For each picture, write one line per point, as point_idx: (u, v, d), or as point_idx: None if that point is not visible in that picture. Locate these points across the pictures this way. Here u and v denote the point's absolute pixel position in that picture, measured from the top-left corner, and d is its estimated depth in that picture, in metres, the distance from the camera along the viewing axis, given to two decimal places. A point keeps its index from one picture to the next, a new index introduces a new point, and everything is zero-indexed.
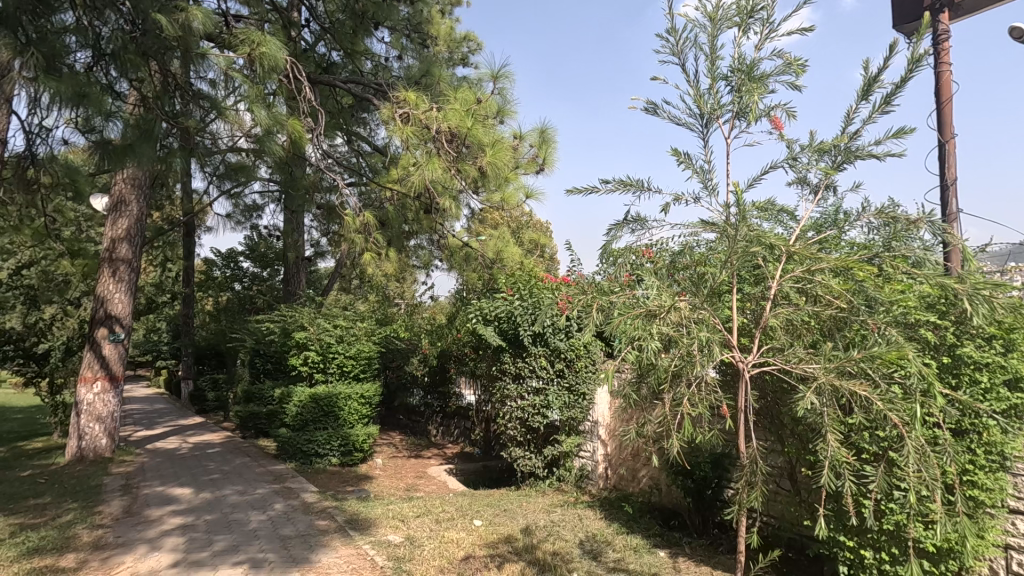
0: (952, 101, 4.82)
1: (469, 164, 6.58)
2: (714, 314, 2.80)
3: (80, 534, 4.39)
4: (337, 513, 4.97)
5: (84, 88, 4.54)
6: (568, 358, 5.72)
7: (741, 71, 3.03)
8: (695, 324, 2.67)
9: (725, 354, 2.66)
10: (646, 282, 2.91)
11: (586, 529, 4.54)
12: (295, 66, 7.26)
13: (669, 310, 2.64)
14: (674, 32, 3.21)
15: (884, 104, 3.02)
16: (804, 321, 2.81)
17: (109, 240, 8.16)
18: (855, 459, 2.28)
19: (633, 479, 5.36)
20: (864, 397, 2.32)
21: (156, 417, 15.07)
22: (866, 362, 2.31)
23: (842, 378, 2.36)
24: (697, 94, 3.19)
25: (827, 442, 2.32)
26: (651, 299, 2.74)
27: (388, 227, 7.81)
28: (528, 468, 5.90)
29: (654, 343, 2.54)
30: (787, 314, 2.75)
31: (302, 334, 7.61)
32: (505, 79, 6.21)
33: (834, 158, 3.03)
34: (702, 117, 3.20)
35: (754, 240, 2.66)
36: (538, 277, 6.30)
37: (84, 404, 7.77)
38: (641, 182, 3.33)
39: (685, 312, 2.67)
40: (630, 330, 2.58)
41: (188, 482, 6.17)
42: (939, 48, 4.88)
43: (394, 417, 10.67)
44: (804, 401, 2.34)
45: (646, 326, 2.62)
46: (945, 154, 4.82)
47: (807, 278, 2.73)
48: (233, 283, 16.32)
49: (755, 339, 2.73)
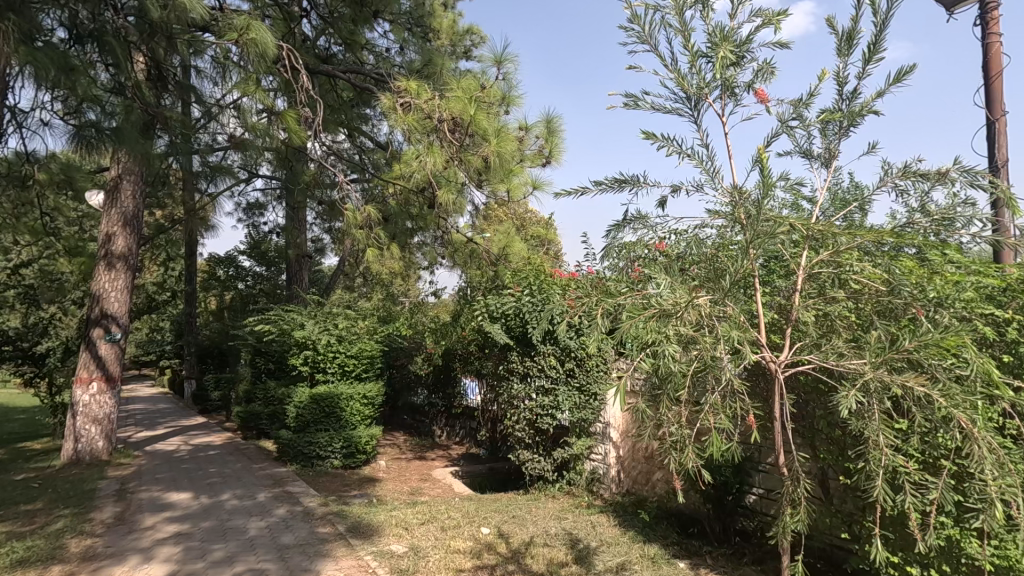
0: (1002, 75, 4.48)
1: (473, 155, 6.35)
2: (740, 309, 2.53)
3: (69, 544, 4.17)
4: (339, 519, 4.75)
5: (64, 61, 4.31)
6: (578, 357, 5.46)
7: (722, 42, 2.65)
8: (710, 323, 2.40)
9: (754, 355, 2.39)
10: (656, 278, 2.63)
11: (600, 537, 4.30)
12: (290, 55, 6.98)
13: (685, 308, 2.36)
14: (637, 18, 2.86)
15: (873, 55, 2.75)
16: (840, 313, 2.50)
17: (104, 234, 7.93)
18: (914, 469, 1.99)
19: (648, 483, 5.11)
20: (923, 394, 2.01)
21: (159, 417, 14.95)
22: (920, 352, 2.00)
23: (892, 373, 2.06)
24: (678, 75, 2.78)
25: (878, 450, 2.03)
26: (663, 297, 2.46)
27: (391, 222, 7.58)
28: (537, 471, 5.68)
29: (671, 347, 2.26)
30: (822, 305, 2.45)
31: (301, 335, 7.37)
32: (509, 64, 5.95)
33: (841, 124, 2.73)
34: (690, 100, 2.79)
35: (776, 222, 2.38)
36: (547, 272, 6.07)
37: (80, 406, 7.57)
38: (637, 178, 2.95)
39: (704, 309, 2.39)
40: (643, 333, 2.28)
41: (186, 487, 5.96)
42: (987, 18, 4.54)
43: (399, 416, 10.55)
44: (848, 400, 2.05)
45: (661, 328, 2.32)
46: (995, 133, 4.46)
47: (841, 263, 2.43)
48: (237, 282, 16.13)
49: (785, 335, 2.44)
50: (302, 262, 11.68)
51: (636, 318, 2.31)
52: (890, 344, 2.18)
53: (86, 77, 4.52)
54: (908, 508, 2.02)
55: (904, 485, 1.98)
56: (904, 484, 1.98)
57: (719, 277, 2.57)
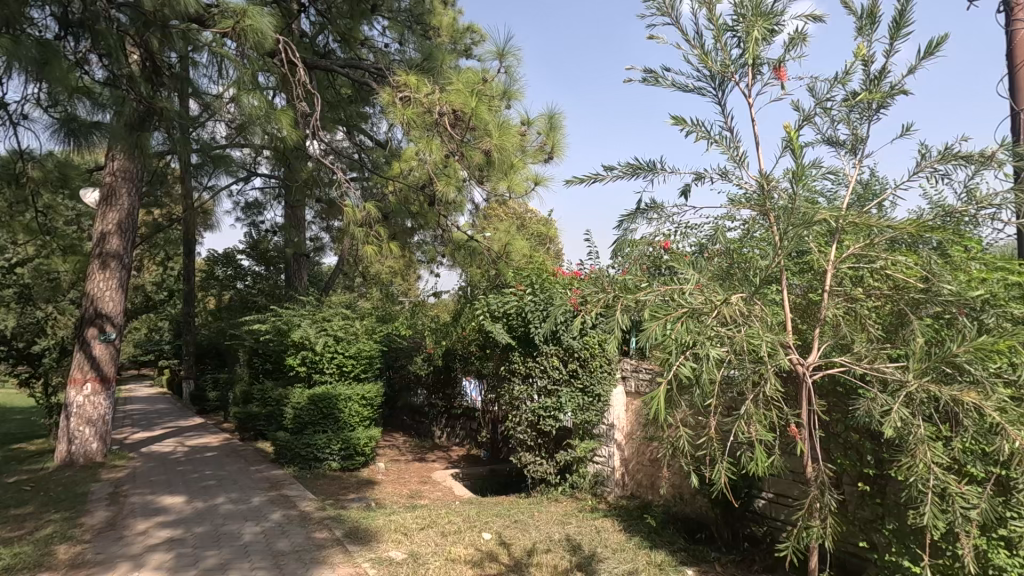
0: None
1: (474, 150, 6.22)
2: (767, 308, 2.40)
3: (57, 550, 4.04)
4: (336, 524, 4.62)
5: (40, 54, 4.25)
6: (582, 357, 5.32)
7: (747, 17, 2.67)
8: (743, 325, 2.28)
9: (785, 357, 2.26)
10: (682, 275, 2.54)
11: (605, 543, 4.18)
12: (287, 48, 6.81)
13: (720, 308, 2.26)
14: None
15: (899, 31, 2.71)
16: (868, 311, 2.38)
17: (99, 233, 7.80)
18: (966, 488, 1.89)
19: (653, 487, 5.00)
20: (971, 404, 1.90)
21: (156, 418, 14.81)
22: (968, 361, 1.88)
23: (937, 382, 1.94)
24: (702, 52, 2.84)
25: (924, 466, 1.92)
26: (690, 294, 2.36)
27: (390, 220, 7.45)
28: (539, 474, 5.55)
29: (715, 350, 2.14)
30: (851, 304, 2.33)
31: (299, 335, 7.24)
32: (511, 57, 5.82)
33: (869, 108, 2.66)
34: (714, 78, 2.85)
35: (810, 217, 2.24)
36: (549, 270, 5.94)
37: (74, 408, 7.43)
38: (652, 165, 3.08)
39: (738, 307, 2.31)
40: (682, 335, 2.15)
41: (180, 490, 5.83)
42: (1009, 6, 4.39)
43: (399, 417, 10.41)
44: (894, 414, 1.92)
45: (698, 329, 2.20)
46: None
47: (871, 258, 2.31)
48: (236, 282, 15.98)
49: (814, 335, 2.30)
50: (301, 261, 11.55)
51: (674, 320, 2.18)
52: (930, 347, 2.06)
53: (67, 71, 4.45)
54: (954, 524, 1.94)
55: (954, 505, 1.88)
56: (955, 504, 1.88)
57: (746, 274, 2.44)
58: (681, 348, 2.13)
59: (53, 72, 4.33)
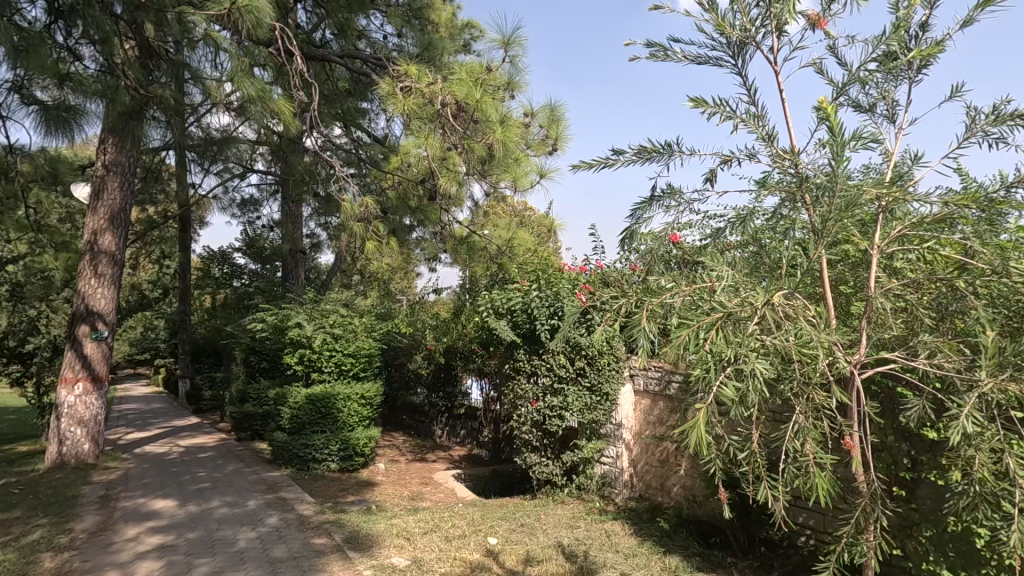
0: None
1: (477, 142, 6.05)
2: (807, 303, 2.29)
3: (43, 558, 3.87)
4: (335, 529, 4.44)
5: (21, 37, 4.06)
6: (589, 355, 5.13)
7: None
8: (786, 329, 2.15)
9: (832, 359, 2.13)
10: (715, 270, 2.47)
11: (616, 548, 4.01)
12: (284, 37, 6.51)
13: (762, 311, 2.16)
14: None
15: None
16: (920, 300, 2.27)
17: (90, 229, 7.57)
18: None
19: (663, 489, 4.85)
20: None
21: (150, 418, 14.57)
22: None
23: (1013, 381, 1.83)
24: (718, 18, 2.71)
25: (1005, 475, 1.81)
26: (723, 295, 2.28)
27: (389, 216, 7.28)
28: (545, 475, 5.38)
29: (760, 365, 2.00)
30: (906, 292, 2.23)
31: (296, 333, 7.05)
32: (517, 46, 5.64)
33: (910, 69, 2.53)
34: (732, 45, 2.75)
35: (849, 201, 2.06)
36: (554, 265, 5.77)
37: (65, 408, 7.22)
38: (670, 148, 2.91)
39: (776, 302, 2.18)
40: (721, 350, 2.05)
41: (173, 493, 5.65)
42: None
43: (398, 416, 10.23)
44: (968, 421, 1.82)
45: (735, 343, 2.09)
46: None
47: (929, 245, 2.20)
48: (232, 280, 15.77)
49: (863, 328, 2.20)
50: (298, 258, 11.35)
51: (712, 332, 2.09)
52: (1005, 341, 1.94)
53: (50, 56, 4.24)
54: None
55: None
56: None
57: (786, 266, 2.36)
58: (720, 365, 2.03)
59: (35, 58, 4.13)
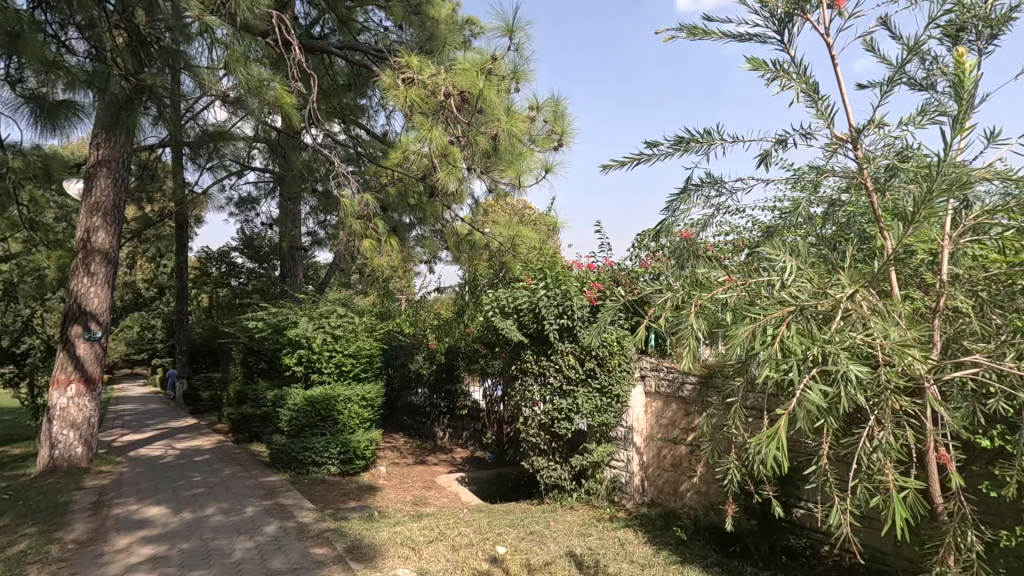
0: None
1: (481, 135, 5.84)
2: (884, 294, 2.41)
3: (28, 571, 3.67)
4: (336, 538, 4.26)
5: (8, 21, 3.86)
6: (599, 356, 4.95)
7: None
8: (862, 323, 2.25)
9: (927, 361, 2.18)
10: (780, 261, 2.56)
11: (632, 558, 3.84)
12: (281, 27, 6.30)
13: (844, 307, 2.27)
14: None
15: None
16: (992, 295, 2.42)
17: (83, 227, 7.36)
18: None
19: (676, 494, 4.71)
20: None
21: (144, 418, 14.36)
22: None
23: None
24: None
25: None
26: (798, 288, 2.37)
27: (390, 213, 7.11)
28: (553, 480, 5.19)
29: (852, 367, 2.09)
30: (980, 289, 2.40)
31: (295, 332, 6.88)
32: (521, 34, 5.45)
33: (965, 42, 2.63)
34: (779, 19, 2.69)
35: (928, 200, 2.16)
36: (561, 263, 5.58)
37: (58, 410, 7.03)
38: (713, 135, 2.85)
39: (860, 300, 2.28)
40: (805, 350, 2.15)
41: (168, 498, 5.45)
42: None
43: (399, 418, 10.05)
44: None
45: (820, 343, 2.18)
46: None
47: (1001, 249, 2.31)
48: (229, 279, 15.56)
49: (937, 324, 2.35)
50: (296, 256, 11.15)
51: (782, 328, 2.21)
52: None
53: (39, 43, 4.04)
54: None
55: None
56: None
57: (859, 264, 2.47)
58: (805, 365, 2.13)
59: (25, 44, 3.94)
